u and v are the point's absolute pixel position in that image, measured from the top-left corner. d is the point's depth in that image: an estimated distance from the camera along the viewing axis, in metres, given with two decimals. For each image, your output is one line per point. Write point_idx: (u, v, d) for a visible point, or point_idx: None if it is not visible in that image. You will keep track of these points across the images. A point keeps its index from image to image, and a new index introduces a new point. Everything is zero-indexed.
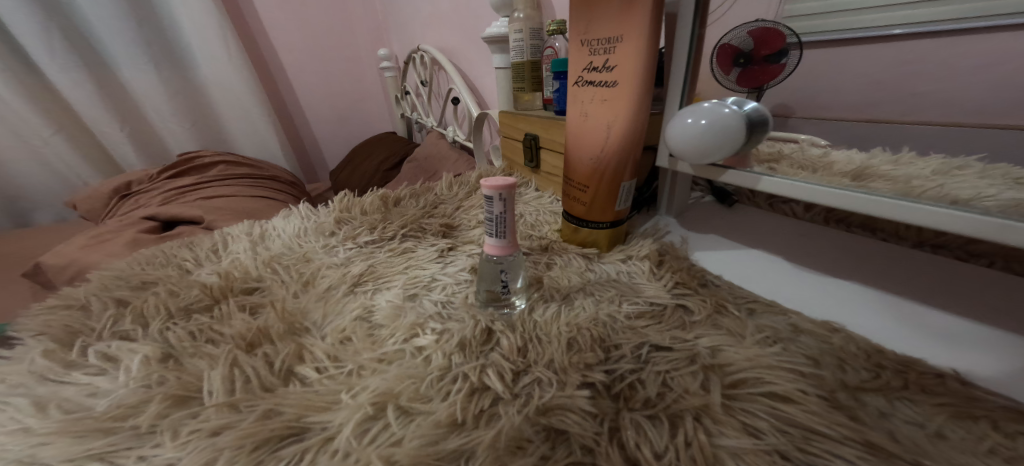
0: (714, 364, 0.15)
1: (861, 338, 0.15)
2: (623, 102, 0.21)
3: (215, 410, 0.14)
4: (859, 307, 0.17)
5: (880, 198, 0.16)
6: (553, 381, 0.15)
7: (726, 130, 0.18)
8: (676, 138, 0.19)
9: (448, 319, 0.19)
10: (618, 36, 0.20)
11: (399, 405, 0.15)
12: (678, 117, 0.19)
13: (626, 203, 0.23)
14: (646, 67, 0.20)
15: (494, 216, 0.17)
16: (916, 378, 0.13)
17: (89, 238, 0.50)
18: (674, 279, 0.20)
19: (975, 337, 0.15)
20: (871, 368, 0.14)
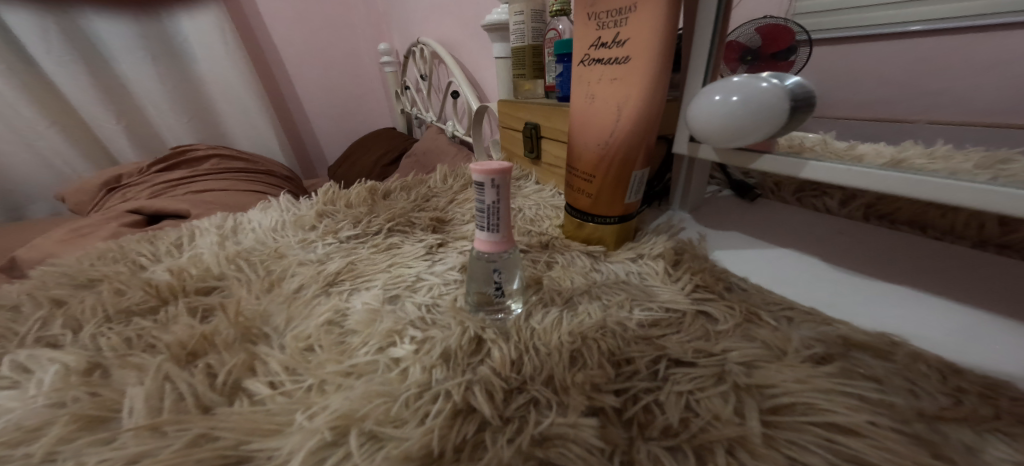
0: (748, 384, 0.13)
1: (929, 355, 0.13)
2: (637, 79, 0.18)
3: (133, 435, 0.12)
4: (918, 316, 0.15)
5: (955, 184, 0.13)
6: (553, 404, 0.13)
7: (766, 106, 0.15)
8: (702, 119, 0.17)
9: (432, 325, 0.17)
10: (631, 4, 0.18)
11: (365, 430, 0.12)
12: (704, 94, 0.17)
13: (637, 196, 0.21)
14: (666, 37, 0.17)
15: (487, 206, 0.15)
16: (1009, 407, 0.11)
17: (68, 231, 0.48)
18: (693, 281, 0.18)
19: None
20: (950, 393, 0.11)
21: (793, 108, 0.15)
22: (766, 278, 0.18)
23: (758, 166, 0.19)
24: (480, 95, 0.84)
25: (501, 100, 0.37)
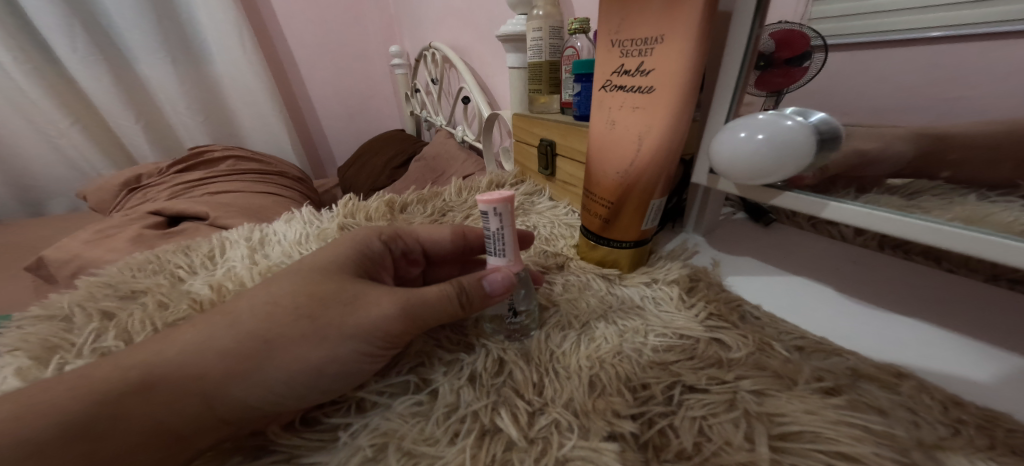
0: (761, 412, 0.13)
1: (934, 386, 0.13)
2: (661, 111, 0.18)
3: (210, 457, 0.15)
4: (928, 346, 0.16)
5: (976, 235, 0.14)
6: (574, 426, 0.14)
7: (789, 146, 0.16)
8: (726, 155, 0.17)
9: (457, 347, 0.18)
10: (659, 35, 0.18)
11: (402, 447, 0.13)
12: (727, 131, 0.18)
13: (654, 223, 0.21)
14: (693, 71, 0.17)
15: (493, 233, 0.16)
16: (1005, 439, 0.11)
17: (96, 232, 0.51)
18: (707, 309, 0.19)
19: None
20: (949, 423, 0.12)
21: (817, 146, 0.16)
22: (779, 306, 0.19)
23: (777, 198, 0.20)
24: (490, 101, 0.86)
25: (516, 115, 0.38)
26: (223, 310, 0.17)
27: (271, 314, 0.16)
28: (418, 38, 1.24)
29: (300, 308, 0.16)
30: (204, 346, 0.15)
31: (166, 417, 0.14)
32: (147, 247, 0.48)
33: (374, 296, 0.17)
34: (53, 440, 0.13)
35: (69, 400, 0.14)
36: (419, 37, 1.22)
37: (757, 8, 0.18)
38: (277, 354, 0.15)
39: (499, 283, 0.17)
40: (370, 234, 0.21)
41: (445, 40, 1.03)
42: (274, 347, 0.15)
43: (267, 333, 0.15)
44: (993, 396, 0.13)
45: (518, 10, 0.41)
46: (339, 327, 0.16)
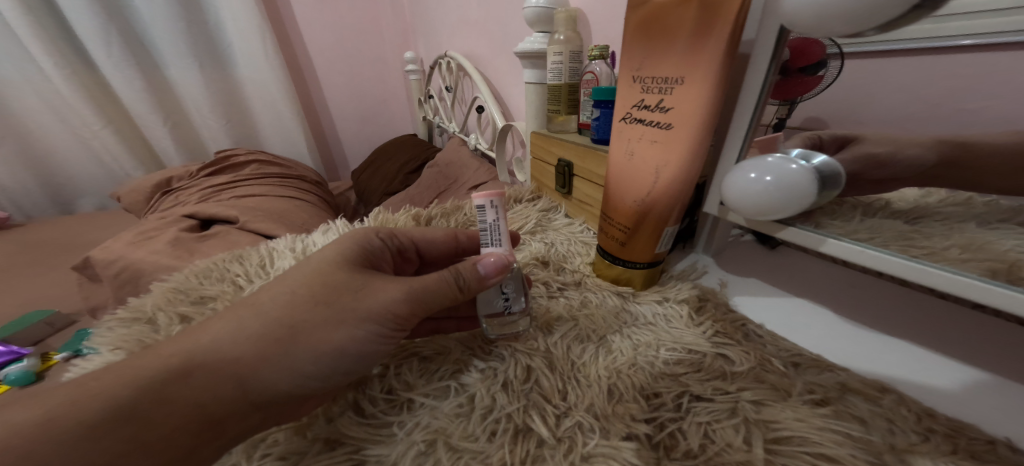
0: (758, 419, 0.15)
1: (912, 399, 0.15)
2: (677, 147, 0.20)
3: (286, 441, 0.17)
4: (916, 364, 0.17)
5: (964, 279, 0.16)
6: (596, 427, 0.16)
7: (795, 188, 0.18)
8: (738, 192, 0.19)
9: (490, 357, 0.20)
10: (680, 76, 0.20)
11: (449, 443, 0.16)
12: (737, 171, 0.20)
13: (666, 246, 0.23)
14: (710, 112, 0.19)
15: (489, 223, 0.20)
16: (966, 445, 0.13)
17: (137, 235, 0.55)
18: (714, 327, 0.21)
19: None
20: (920, 431, 0.14)
21: (819, 187, 0.18)
22: (780, 325, 0.21)
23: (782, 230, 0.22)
24: (503, 111, 0.89)
25: (535, 134, 0.40)
26: (243, 305, 0.20)
27: (286, 305, 0.19)
28: (433, 46, 1.29)
29: (316, 295, 0.20)
30: (232, 340, 0.19)
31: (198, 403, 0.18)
32: (184, 248, 0.52)
33: (381, 284, 0.20)
34: (105, 424, 0.16)
35: (115, 389, 0.17)
36: (433, 45, 1.27)
37: (773, 55, 0.20)
38: (301, 341, 0.19)
39: (492, 265, 0.20)
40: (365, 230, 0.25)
41: (460, 50, 1.08)
42: (297, 328, 0.19)
43: (287, 320, 0.19)
44: (969, 411, 0.15)
45: (536, 28, 0.43)
46: (352, 308, 0.19)
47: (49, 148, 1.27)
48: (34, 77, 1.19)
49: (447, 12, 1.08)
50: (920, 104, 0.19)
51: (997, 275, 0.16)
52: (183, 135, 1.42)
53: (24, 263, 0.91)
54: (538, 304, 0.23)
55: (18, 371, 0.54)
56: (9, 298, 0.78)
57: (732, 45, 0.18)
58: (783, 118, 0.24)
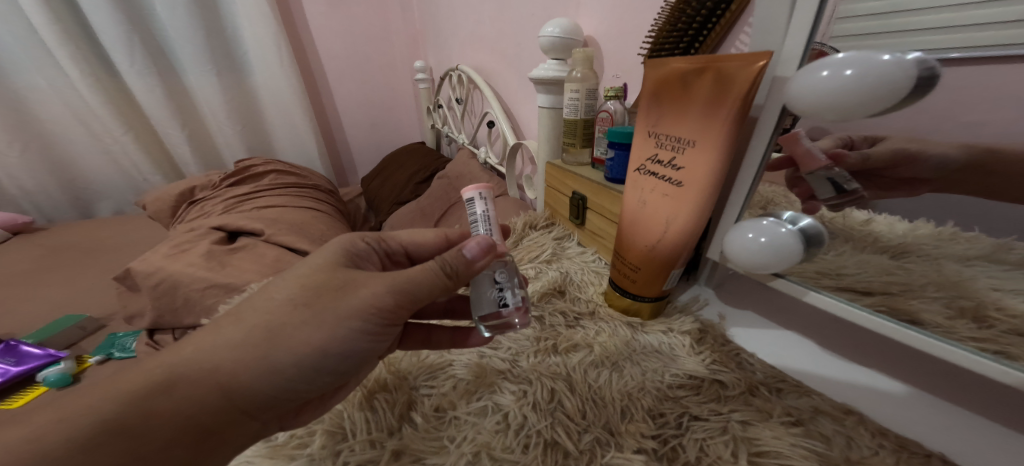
0: (744, 436, 0.19)
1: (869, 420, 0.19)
2: (685, 202, 0.24)
3: (361, 446, 0.23)
4: (877, 391, 0.22)
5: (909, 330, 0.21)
6: (611, 443, 0.20)
7: (784, 248, 0.21)
8: (736, 247, 0.23)
9: (519, 380, 0.24)
10: (691, 140, 0.23)
11: (492, 454, 0.20)
12: (737, 230, 0.23)
13: (672, 283, 0.27)
14: (715, 174, 0.23)
15: (481, 213, 0.28)
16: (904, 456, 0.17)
17: (172, 247, 0.59)
18: (711, 356, 0.24)
19: (961, 419, 0.20)
20: (872, 445, 0.17)
21: (804, 245, 0.21)
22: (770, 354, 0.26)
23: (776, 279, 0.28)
24: (513, 126, 0.93)
25: (549, 164, 0.44)
26: (217, 319, 0.24)
27: (260, 314, 0.24)
28: (444, 58, 1.33)
29: (294, 298, 0.24)
30: (215, 342, 0.23)
31: (190, 411, 0.22)
32: (216, 261, 0.56)
33: (361, 285, 0.24)
34: (101, 435, 0.21)
35: (105, 405, 0.21)
36: (444, 56, 1.32)
37: (770, 131, 0.24)
38: (280, 343, 0.23)
39: (473, 247, 0.25)
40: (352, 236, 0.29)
41: (471, 64, 1.12)
42: (277, 332, 0.23)
43: (260, 331, 0.23)
44: (918, 430, 0.20)
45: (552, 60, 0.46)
46: (333, 308, 0.24)
47: (73, 152, 1.35)
48: (62, 85, 1.27)
49: (459, 27, 1.13)
50: (923, 114, 0.18)
51: (965, 313, 0.21)
52: (199, 140, 1.51)
53: (50, 265, 0.96)
54: (558, 333, 0.27)
55: (57, 372, 0.58)
56: (39, 300, 0.82)
57: (736, 122, 0.21)
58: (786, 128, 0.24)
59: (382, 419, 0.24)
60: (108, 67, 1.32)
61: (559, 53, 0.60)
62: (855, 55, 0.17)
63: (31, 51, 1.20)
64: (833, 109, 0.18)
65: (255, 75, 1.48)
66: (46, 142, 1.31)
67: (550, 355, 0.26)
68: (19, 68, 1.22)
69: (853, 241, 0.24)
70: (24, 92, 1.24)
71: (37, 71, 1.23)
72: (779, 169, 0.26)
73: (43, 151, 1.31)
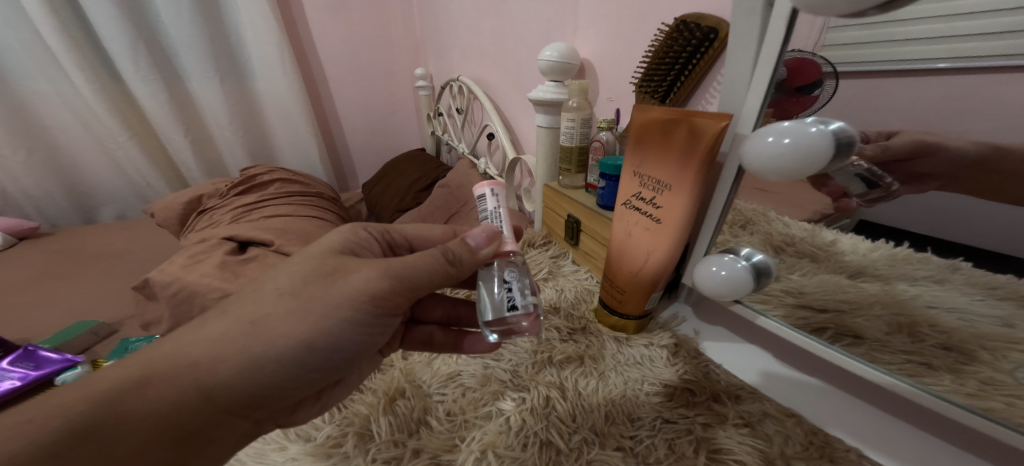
0: (704, 436, 0.23)
1: (805, 421, 0.23)
2: (664, 237, 0.28)
3: (386, 445, 0.27)
4: (815, 398, 0.28)
5: (835, 352, 0.27)
6: (596, 442, 0.24)
7: (736, 282, 0.25)
8: (703, 278, 0.27)
9: (519, 388, 0.29)
10: (668, 184, 0.27)
11: (496, 452, 0.24)
12: (703, 264, 0.27)
13: (653, 303, 0.31)
14: (688, 215, 0.26)
15: (492, 210, 0.32)
16: (834, 451, 0.21)
17: (188, 257, 0.62)
18: (684, 367, 0.28)
19: (877, 422, 0.26)
20: (804, 443, 0.22)
21: (754, 277, 0.25)
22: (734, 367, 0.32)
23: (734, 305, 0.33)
24: (513, 138, 0.98)
25: (546, 187, 0.48)
26: (189, 330, 0.29)
27: (229, 323, 0.28)
28: (445, 68, 1.37)
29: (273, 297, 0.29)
30: (188, 347, 0.27)
31: (162, 413, 0.26)
32: (230, 271, 0.59)
33: (345, 274, 0.30)
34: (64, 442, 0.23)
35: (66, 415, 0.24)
36: (444, 65, 1.36)
37: (731, 188, 0.29)
38: (256, 341, 0.28)
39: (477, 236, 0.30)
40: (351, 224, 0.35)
41: (471, 75, 1.16)
42: (250, 333, 0.28)
43: (230, 336, 0.28)
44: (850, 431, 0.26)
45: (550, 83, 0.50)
46: (319, 297, 0.29)
47: (76, 157, 1.37)
48: (68, 91, 1.29)
49: (460, 39, 1.17)
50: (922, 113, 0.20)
51: (902, 328, 0.26)
52: (201, 145, 1.54)
53: (58, 270, 0.98)
54: (553, 347, 0.32)
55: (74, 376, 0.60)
56: (49, 305, 0.84)
57: (705, 172, 0.25)
58: None
59: (400, 423, 0.28)
60: (113, 73, 1.35)
61: (557, 76, 0.64)
62: (790, 126, 0.20)
63: (38, 57, 1.23)
64: (773, 171, 0.20)
65: (258, 81, 1.52)
66: (51, 148, 1.33)
67: (546, 366, 0.30)
68: (25, 74, 1.24)
69: (816, 260, 0.29)
70: (30, 98, 1.27)
71: (43, 77, 1.26)
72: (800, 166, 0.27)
73: (47, 156, 1.33)
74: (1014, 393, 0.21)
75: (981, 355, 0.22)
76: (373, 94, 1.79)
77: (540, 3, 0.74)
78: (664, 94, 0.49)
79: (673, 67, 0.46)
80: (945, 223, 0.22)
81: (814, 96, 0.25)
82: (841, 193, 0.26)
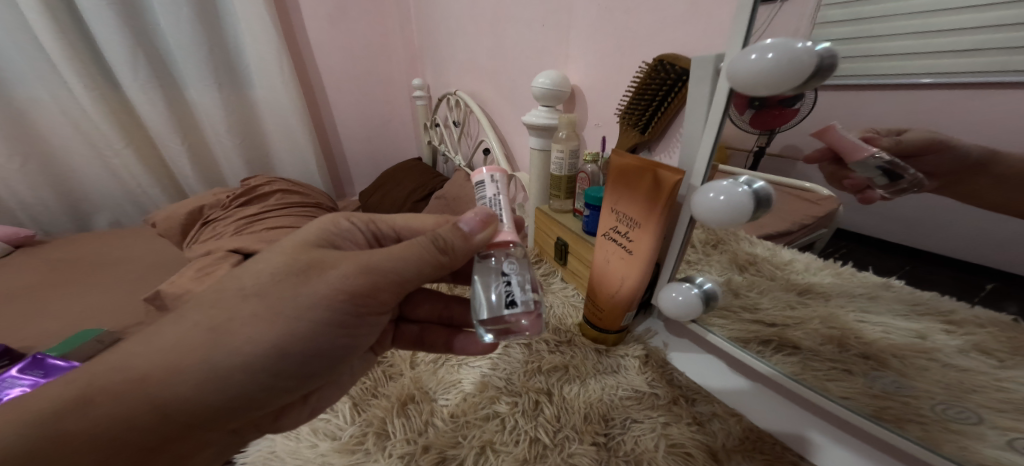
0: (665, 433, 0.31)
1: (738, 425, 0.31)
2: (636, 267, 0.33)
3: (399, 444, 0.33)
4: (746, 396, 0.37)
5: (759, 362, 0.35)
6: (576, 437, 0.31)
7: (689, 304, 0.33)
8: (666, 304, 0.34)
9: (512, 393, 0.36)
10: (638, 224, 0.32)
11: (494, 448, 0.32)
12: (665, 291, 0.34)
13: (627, 320, 0.37)
14: (654, 250, 0.31)
15: (490, 198, 0.37)
16: (757, 450, 0.29)
17: (197, 270, 0.65)
18: (651, 375, 0.36)
19: (783, 413, 0.34)
20: (737, 439, 0.30)
21: (703, 303, 0.33)
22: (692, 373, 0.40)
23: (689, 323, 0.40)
24: (507, 153, 1.03)
25: (538, 210, 0.53)
26: (148, 341, 0.33)
27: (185, 337, 0.32)
28: (441, 81, 1.41)
29: (225, 314, 0.33)
30: (145, 359, 0.32)
31: (120, 419, 0.30)
32: None
33: (310, 275, 0.33)
34: (41, 442, 0.28)
35: (39, 422, 0.29)
36: (441, 78, 1.41)
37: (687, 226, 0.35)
38: (213, 354, 0.31)
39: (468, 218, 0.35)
40: (333, 215, 0.41)
41: (467, 90, 1.21)
42: (209, 346, 0.32)
43: (183, 351, 0.32)
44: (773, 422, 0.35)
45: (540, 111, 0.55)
46: (283, 302, 0.33)
47: (70, 164, 1.39)
48: (64, 97, 1.31)
49: (456, 55, 1.22)
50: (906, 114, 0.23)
51: (833, 339, 0.32)
52: (198, 153, 1.56)
53: (56, 278, 0.99)
54: (541, 357, 0.39)
55: None
56: (50, 313, 0.86)
57: (664, 220, 0.30)
58: (764, 145, 0.31)
59: (412, 425, 0.35)
60: (110, 81, 1.36)
61: (549, 101, 0.68)
62: (726, 185, 0.25)
63: (35, 64, 1.24)
64: (711, 222, 0.26)
65: (255, 89, 1.55)
66: (45, 155, 1.35)
67: (536, 374, 0.37)
68: (21, 81, 1.26)
69: (773, 277, 0.36)
70: (26, 103, 1.28)
71: (40, 84, 1.27)
72: (818, 161, 0.29)
73: (43, 161, 1.35)
74: (908, 394, 0.28)
75: (891, 361, 0.29)
76: (369, 102, 1.83)
77: (533, 30, 0.79)
78: (645, 125, 0.54)
79: (651, 103, 0.52)
80: (921, 231, 0.25)
81: (796, 109, 0.28)
82: (865, 184, 0.27)
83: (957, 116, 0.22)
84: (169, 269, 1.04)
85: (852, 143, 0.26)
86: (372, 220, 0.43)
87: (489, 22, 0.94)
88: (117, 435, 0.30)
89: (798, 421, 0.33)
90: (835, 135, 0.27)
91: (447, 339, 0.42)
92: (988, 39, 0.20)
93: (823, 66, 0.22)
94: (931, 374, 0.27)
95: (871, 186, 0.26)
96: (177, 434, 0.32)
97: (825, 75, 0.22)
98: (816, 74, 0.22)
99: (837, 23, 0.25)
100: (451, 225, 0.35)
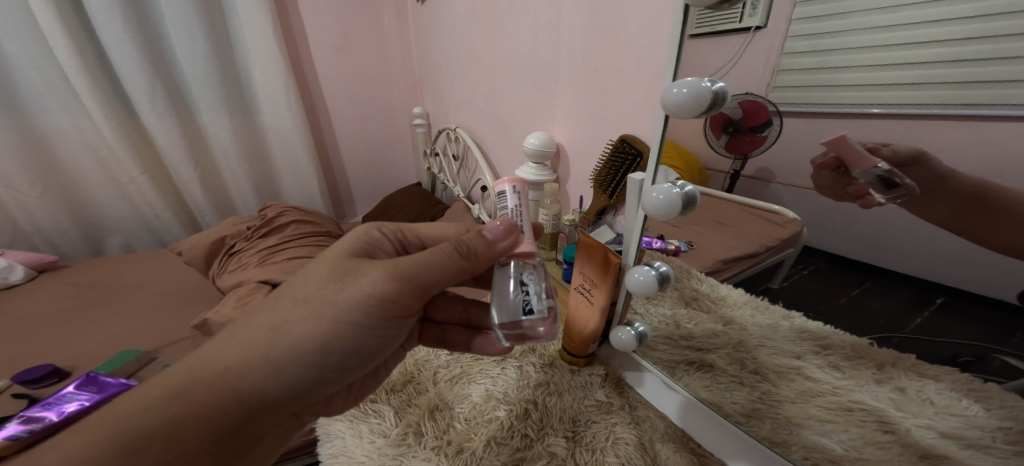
0: (615, 431, 0.47)
1: (658, 429, 0.48)
2: (595, 312, 0.52)
3: (429, 441, 0.46)
4: (673, 405, 0.50)
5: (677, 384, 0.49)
6: (553, 435, 0.47)
7: (623, 344, 0.50)
8: (617, 342, 0.51)
9: (507, 402, 0.50)
10: (597, 285, 0.52)
11: (497, 441, 0.46)
12: (618, 332, 0.51)
13: (591, 348, 0.55)
14: (606, 302, 0.51)
15: (517, 207, 0.47)
16: (674, 447, 0.45)
17: (239, 300, 0.77)
18: (607, 390, 0.53)
19: (695, 420, 0.47)
20: (662, 437, 0.47)
21: (636, 340, 0.50)
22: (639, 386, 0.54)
23: (633, 354, 0.55)
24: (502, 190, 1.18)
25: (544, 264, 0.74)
26: (220, 341, 0.43)
27: (248, 339, 0.42)
28: (441, 114, 1.56)
29: (276, 316, 0.43)
30: (216, 356, 0.42)
31: (197, 405, 0.39)
32: None
33: (349, 282, 0.43)
34: (143, 422, 0.38)
35: (138, 409, 0.39)
36: (440, 111, 1.55)
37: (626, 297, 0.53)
38: (269, 352, 0.41)
39: (496, 231, 0.44)
40: (367, 227, 0.51)
41: (464, 127, 1.36)
42: (270, 342, 0.41)
43: (247, 352, 0.41)
44: (691, 425, 0.48)
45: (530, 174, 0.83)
46: (323, 306, 0.42)
47: (88, 189, 1.48)
48: (82, 125, 1.39)
49: (455, 95, 1.36)
50: (877, 131, 0.28)
51: (736, 361, 0.44)
52: (209, 178, 1.66)
53: (85, 300, 1.08)
54: (531, 375, 0.54)
55: None
56: (83, 334, 0.94)
57: (611, 285, 0.50)
58: (739, 169, 0.39)
59: (439, 426, 0.48)
60: (127, 109, 1.46)
61: (538, 157, 0.82)
62: (641, 269, 0.42)
63: (58, 95, 1.33)
64: (639, 291, 0.43)
65: (263, 116, 1.65)
66: (64, 181, 1.44)
67: (526, 387, 0.52)
68: (44, 112, 1.35)
69: (709, 310, 0.48)
70: (48, 131, 1.37)
71: (61, 113, 1.36)
72: (825, 167, 0.31)
73: (62, 187, 1.44)
74: (772, 400, 0.40)
75: (770, 375, 0.41)
76: (371, 128, 1.96)
77: (525, 88, 0.92)
78: (612, 189, 0.70)
79: (616, 174, 0.68)
80: (874, 256, 0.31)
81: (765, 136, 0.34)
82: (866, 191, 0.29)
83: (930, 134, 0.26)
84: (191, 292, 1.14)
85: (857, 153, 0.28)
86: (400, 229, 0.53)
87: (485, 73, 1.08)
88: (200, 420, 0.39)
89: (701, 425, 0.47)
90: (842, 143, 0.29)
91: (467, 340, 0.56)
92: (929, 74, 0.25)
93: (689, 200, 0.38)
94: (794, 384, 0.39)
95: (871, 192, 0.28)
96: (249, 419, 0.42)
97: (695, 204, 0.38)
98: (686, 205, 0.38)
99: (801, 53, 0.30)
100: (477, 234, 0.44)
